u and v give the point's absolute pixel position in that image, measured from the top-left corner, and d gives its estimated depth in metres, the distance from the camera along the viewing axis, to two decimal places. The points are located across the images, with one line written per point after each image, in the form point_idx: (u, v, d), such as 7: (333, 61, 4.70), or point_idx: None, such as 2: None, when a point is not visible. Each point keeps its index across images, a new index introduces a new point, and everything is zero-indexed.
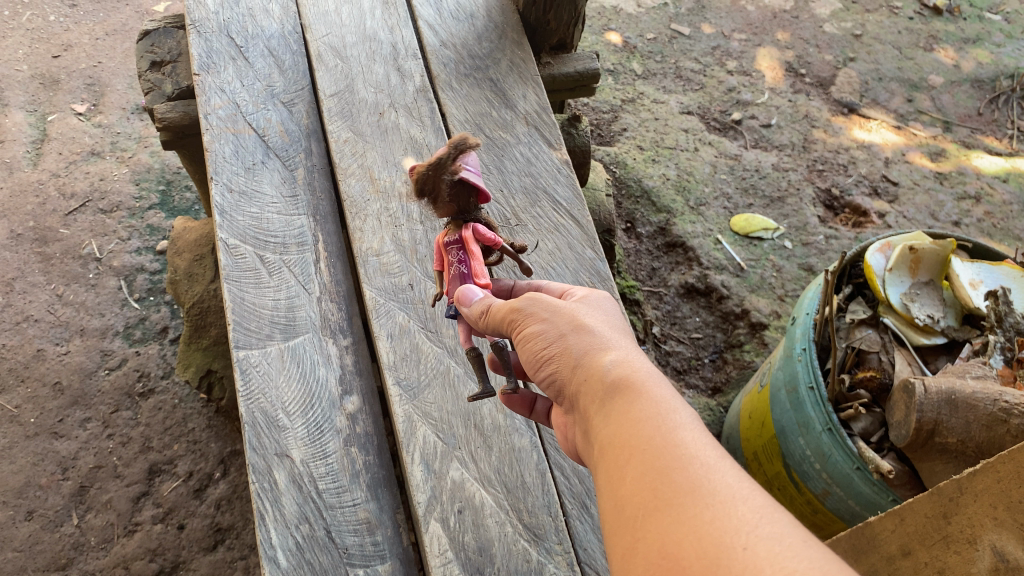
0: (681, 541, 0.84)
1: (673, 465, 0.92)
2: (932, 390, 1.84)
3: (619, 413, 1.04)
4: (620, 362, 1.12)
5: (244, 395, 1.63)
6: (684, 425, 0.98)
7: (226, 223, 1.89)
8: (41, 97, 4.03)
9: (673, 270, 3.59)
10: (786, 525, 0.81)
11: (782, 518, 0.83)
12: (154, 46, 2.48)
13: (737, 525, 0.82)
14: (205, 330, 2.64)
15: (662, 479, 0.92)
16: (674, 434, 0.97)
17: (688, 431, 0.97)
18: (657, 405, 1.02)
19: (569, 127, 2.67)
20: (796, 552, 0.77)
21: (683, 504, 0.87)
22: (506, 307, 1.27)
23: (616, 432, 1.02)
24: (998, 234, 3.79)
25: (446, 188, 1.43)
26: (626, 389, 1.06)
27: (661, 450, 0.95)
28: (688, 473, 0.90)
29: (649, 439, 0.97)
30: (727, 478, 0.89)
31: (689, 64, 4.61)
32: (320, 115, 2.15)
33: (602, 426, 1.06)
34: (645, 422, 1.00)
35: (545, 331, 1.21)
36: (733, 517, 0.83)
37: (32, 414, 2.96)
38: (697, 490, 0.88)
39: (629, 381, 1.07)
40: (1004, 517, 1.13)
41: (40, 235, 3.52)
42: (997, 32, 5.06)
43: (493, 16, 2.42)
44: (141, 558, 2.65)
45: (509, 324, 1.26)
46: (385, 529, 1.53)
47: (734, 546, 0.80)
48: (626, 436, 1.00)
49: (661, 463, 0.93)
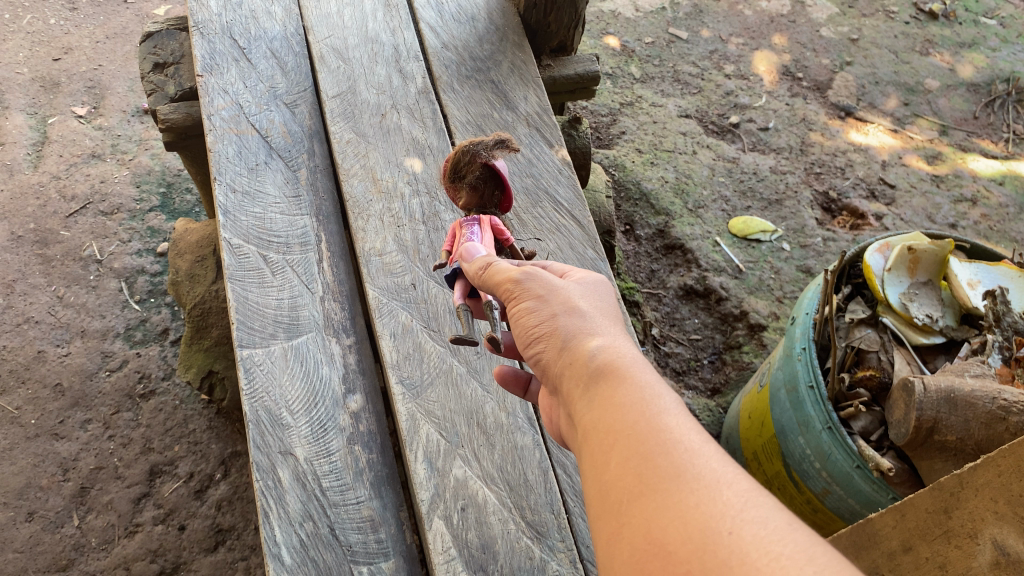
0: (667, 526, 0.85)
1: (656, 450, 0.93)
2: (931, 388, 1.86)
3: (602, 397, 1.05)
4: (606, 347, 1.13)
5: (248, 394, 1.64)
6: (668, 410, 0.99)
7: (229, 223, 1.90)
8: (42, 100, 4.04)
9: (673, 272, 3.61)
10: (772, 509, 0.82)
11: (767, 503, 0.84)
12: (157, 48, 2.50)
13: (723, 510, 0.83)
14: (206, 330, 2.64)
15: (647, 464, 0.92)
16: (659, 419, 0.98)
17: (671, 417, 0.98)
18: (640, 389, 1.03)
19: (570, 128, 2.68)
20: (782, 536, 0.78)
21: (668, 490, 0.88)
22: (504, 277, 1.29)
23: (600, 415, 1.04)
24: (995, 236, 3.82)
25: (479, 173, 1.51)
26: (609, 374, 1.08)
27: (645, 435, 0.96)
28: (673, 458, 0.91)
29: (631, 424, 0.98)
30: (712, 463, 0.90)
31: (688, 68, 4.64)
32: (322, 116, 2.17)
33: (586, 409, 1.07)
34: (628, 406, 1.01)
35: (536, 310, 1.23)
36: (718, 502, 0.84)
37: (33, 416, 2.96)
38: (681, 475, 0.89)
39: (613, 366, 1.09)
40: (1005, 511, 1.15)
41: (41, 237, 3.52)
42: (992, 36, 5.11)
43: (494, 19, 2.44)
44: (142, 558, 2.65)
45: (506, 295, 1.28)
46: (389, 527, 1.54)
47: (721, 531, 0.81)
48: (608, 420, 1.01)
49: (646, 448, 0.94)
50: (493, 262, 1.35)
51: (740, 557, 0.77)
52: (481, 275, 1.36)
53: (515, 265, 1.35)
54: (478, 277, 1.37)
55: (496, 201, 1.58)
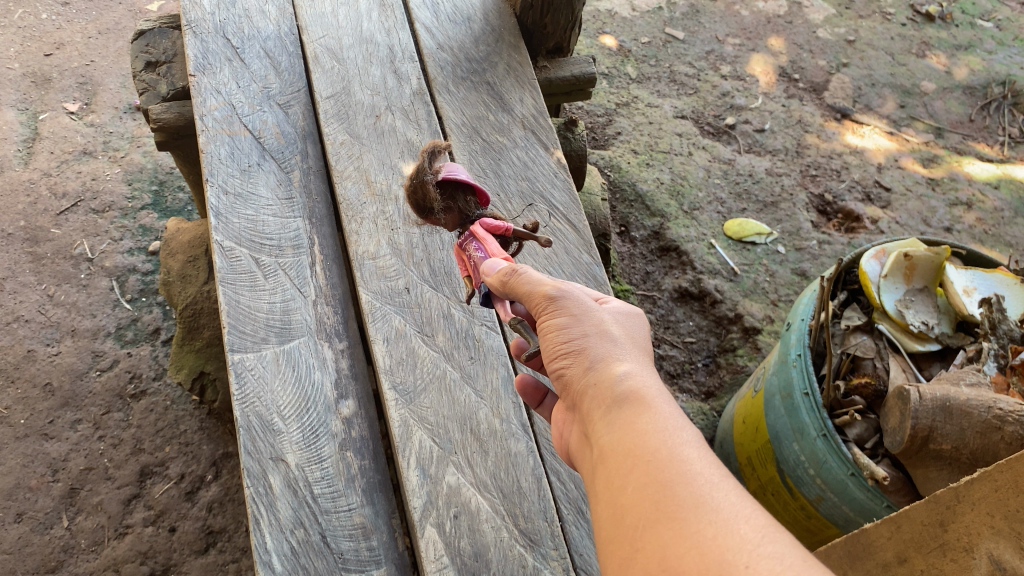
0: (682, 555, 0.86)
1: (675, 479, 0.95)
2: (926, 397, 1.86)
3: (624, 421, 1.07)
4: (633, 373, 1.14)
5: (239, 399, 1.61)
6: (689, 442, 1.01)
7: (221, 225, 1.88)
8: (33, 95, 4.00)
9: (668, 274, 3.60)
10: (788, 546, 0.83)
11: (784, 539, 0.85)
12: (150, 46, 2.46)
13: (739, 543, 0.85)
14: (198, 331, 2.62)
15: (664, 492, 0.94)
16: (680, 449, 0.99)
17: (692, 449, 1.00)
18: (663, 419, 1.05)
19: (566, 130, 2.67)
20: (797, 571, 0.80)
21: (685, 519, 0.90)
22: (538, 292, 1.30)
23: (621, 438, 1.05)
24: (989, 241, 3.82)
25: (435, 189, 1.52)
26: (634, 399, 1.09)
27: (664, 463, 0.98)
28: (692, 489, 0.93)
29: (653, 450, 1.00)
30: (731, 497, 0.91)
31: (684, 68, 4.63)
32: (316, 117, 2.14)
33: (605, 430, 1.09)
34: (650, 433, 1.03)
35: (568, 327, 1.24)
36: (735, 536, 0.86)
37: (22, 415, 2.93)
38: (699, 506, 0.91)
39: (638, 393, 1.10)
40: (1001, 526, 1.14)
41: (31, 234, 3.48)
42: (988, 39, 5.12)
43: (490, 19, 2.42)
44: (131, 560, 2.63)
45: (538, 310, 1.29)
46: (381, 534, 1.52)
47: (736, 564, 0.82)
48: (628, 444, 1.03)
49: (665, 476, 0.96)
50: (520, 271, 1.36)
51: None
52: (508, 285, 1.37)
53: (545, 277, 1.35)
54: (502, 286, 1.38)
55: (475, 203, 1.58)
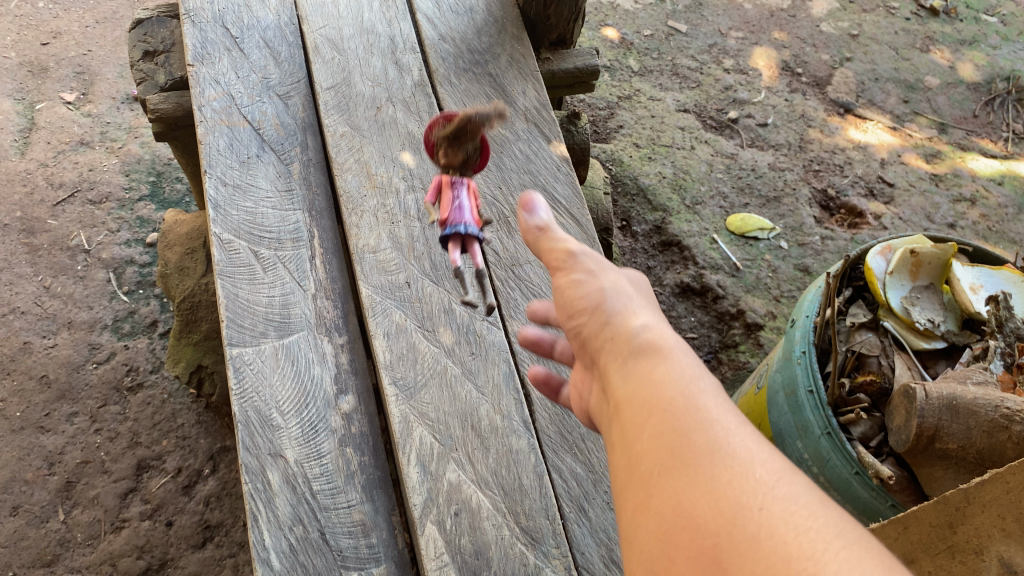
0: (696, 500, 0.79)
1: (693, 426, 0.86)
2: (932, 395, 1.83)
3: (639, 368, 0.98)
4: (652, 325, 1.05)
5: (237, 394, 1.60)
6: (708, 390, 0.92)
7: (219, 217, 1.85)
8: (29, 85, 3.96)
9: (669, 269, 3.58)
10: (807, 491, 0.76)
11: (801, 484, 0.77)
12: (147, 36, 2.43)
13: (757, 487, 0.77)
14: (196, 324, 2.59)
15: (680, 437, 0.86)
16: (698, 395, 0.90)
17: (711, 395, 0.91)
18: (683, 367, 0.96)
19: (568, 123, 2.64)
20: (814, 514, 0.73)
21: (700, 465, 0.81)
22: (558, 254, 1.23)
23: (635, 387, 0.96)
24: (993, 237, 3.81)
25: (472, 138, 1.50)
26: (653, 348, 1.00)
27: (682, 411, 0.88)
28: (708, 434, 0.84)
29: (671, 396, 0.91)
30: (748, 442, 0.83)
31: (687, 61, 4.59)
32: (316, 108, 2.11)
33: (619, 381, 1.00)
34: (668, 379, 0.94)
35: (585, 283, 1.15)
36: (752, 481, 0.78)
37: (17, 408, 2.91)
38: (715, 452, 0.82)
39: (659, 342, 1.01)
40: (1013, 529, 1.13)
41: (28, 226, 3.45)
42: (992, 34, 5.08)
43: (493, 10, 2.38)
44: (128, 555, 2.62)
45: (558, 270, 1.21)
46: (380, 531, 1.51)
47: (751, 508, 0.75)
48: (644, 391, 0.94)
49: (681, 423, 0.87)
50: (551, 232, 1.29)
51: (770, 535, 0.72)
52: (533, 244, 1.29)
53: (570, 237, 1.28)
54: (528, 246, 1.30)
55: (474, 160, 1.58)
